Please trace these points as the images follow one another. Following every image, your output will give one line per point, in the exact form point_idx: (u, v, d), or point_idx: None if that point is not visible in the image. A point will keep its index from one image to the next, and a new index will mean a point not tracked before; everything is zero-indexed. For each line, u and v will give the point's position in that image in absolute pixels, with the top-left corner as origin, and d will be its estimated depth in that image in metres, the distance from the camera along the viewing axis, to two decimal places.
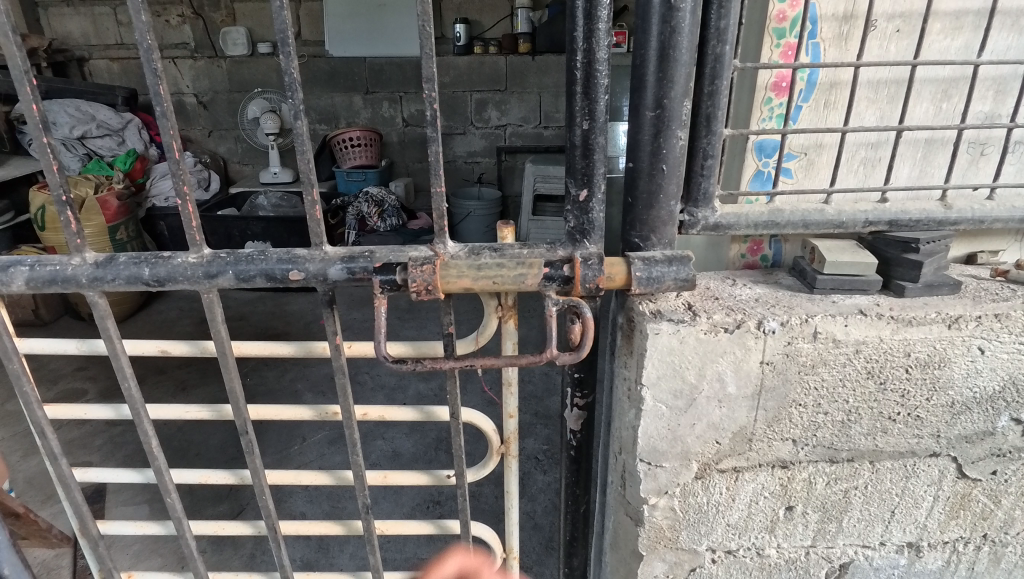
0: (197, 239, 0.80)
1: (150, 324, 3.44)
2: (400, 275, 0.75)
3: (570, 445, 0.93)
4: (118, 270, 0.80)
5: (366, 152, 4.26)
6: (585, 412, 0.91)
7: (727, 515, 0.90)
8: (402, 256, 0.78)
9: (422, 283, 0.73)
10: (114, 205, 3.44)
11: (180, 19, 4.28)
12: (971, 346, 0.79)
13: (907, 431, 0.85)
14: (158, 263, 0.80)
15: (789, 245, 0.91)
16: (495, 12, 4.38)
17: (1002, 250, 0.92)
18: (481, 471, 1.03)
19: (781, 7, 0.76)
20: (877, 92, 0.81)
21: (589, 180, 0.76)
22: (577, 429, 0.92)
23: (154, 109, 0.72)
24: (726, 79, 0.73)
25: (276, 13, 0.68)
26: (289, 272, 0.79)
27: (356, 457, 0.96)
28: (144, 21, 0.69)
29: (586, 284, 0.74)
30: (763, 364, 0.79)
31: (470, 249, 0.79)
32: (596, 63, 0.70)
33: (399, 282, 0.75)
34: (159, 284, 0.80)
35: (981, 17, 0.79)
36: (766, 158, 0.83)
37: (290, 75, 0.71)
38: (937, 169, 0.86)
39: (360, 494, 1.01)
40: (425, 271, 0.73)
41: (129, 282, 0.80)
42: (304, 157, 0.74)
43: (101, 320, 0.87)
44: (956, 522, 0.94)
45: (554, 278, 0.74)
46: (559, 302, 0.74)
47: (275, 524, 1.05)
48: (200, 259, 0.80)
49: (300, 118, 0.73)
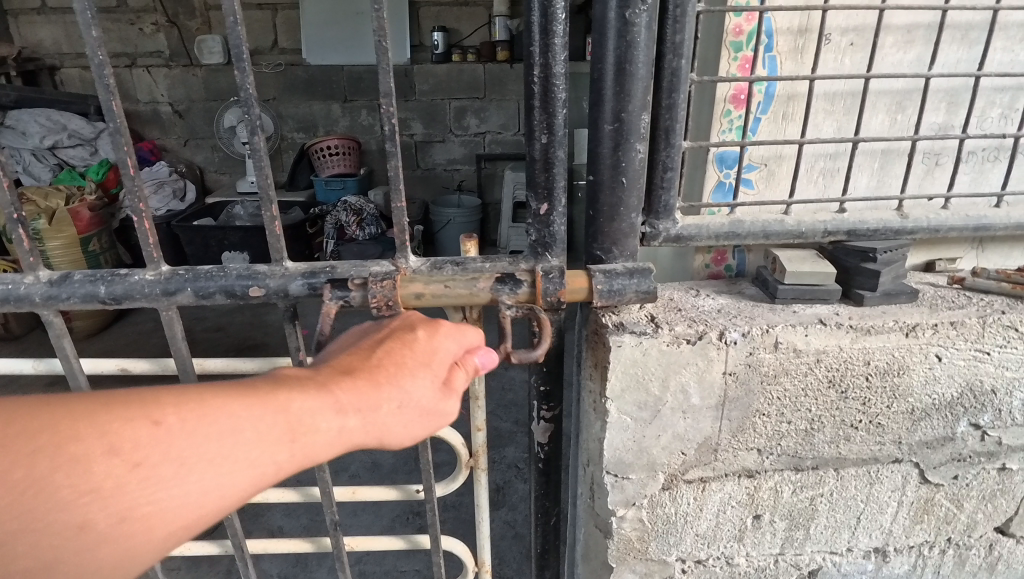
0: (155, 256, 0.78)
1: (124, 337, 3.38)
2: (355, 293, 0.75)
3: (539, 458, 0.93)
4: (73, 288, 0.78)
5: (345, 161, 4.23)
6: (553, 424, 0.91)
7: (696, 525, 0.90)
8: (363, 271, 0.77)
9: (383, 298, 0.74)
10: (86, 216, 3.38)
11: (153, 27, 4.22)
12: (929, 354, 0.80)
13: (869, 439, 0.86)
14: (115, 280, 0.78)
15: (752, 254, 0.92)
16: (473, 20, 4.39)
17: (959, 257, 0.94)
18: (451, 484, 1.03)
19: (738, 21, 0.77)
20: (834, 104, 0.82)
21: (550, 195, 0.77)
22: (545, 442, 0.92)
23: (106, 125, 0.71)
24: (684, 93, 0.73)
25: (230, 28, 0.67)
26: (250, 288, 0.77)
27: (324, 473, 0.94)
28: (95, 36, 0.68)
29: (547, 296, 0.74)
30: (726, 374, 0.79)
31: (433, 263, 0.78)
32: (553, 78, 0.70)
33: (353, 299, 0.75)
34: (115, 302, 0.78)
35: (932, 31, 0.80)
36: (727, 169, 0.84)
37: (247, 90, 0.70)
38: (893, 179, 0.87)
39: (329, 511, 1.00)
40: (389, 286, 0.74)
41: (85, 300, 0.78)
42: (261, 172, 0.73)
43: (57, 339, 0.85)
44: (921, 526, 0.96)
45: (507, 282, 0.75)
46: (514, 307, 0.74)
47: (242, 543, 1.03)
48: (158, 276, 0.78)
49: (257, 134, 0.72)
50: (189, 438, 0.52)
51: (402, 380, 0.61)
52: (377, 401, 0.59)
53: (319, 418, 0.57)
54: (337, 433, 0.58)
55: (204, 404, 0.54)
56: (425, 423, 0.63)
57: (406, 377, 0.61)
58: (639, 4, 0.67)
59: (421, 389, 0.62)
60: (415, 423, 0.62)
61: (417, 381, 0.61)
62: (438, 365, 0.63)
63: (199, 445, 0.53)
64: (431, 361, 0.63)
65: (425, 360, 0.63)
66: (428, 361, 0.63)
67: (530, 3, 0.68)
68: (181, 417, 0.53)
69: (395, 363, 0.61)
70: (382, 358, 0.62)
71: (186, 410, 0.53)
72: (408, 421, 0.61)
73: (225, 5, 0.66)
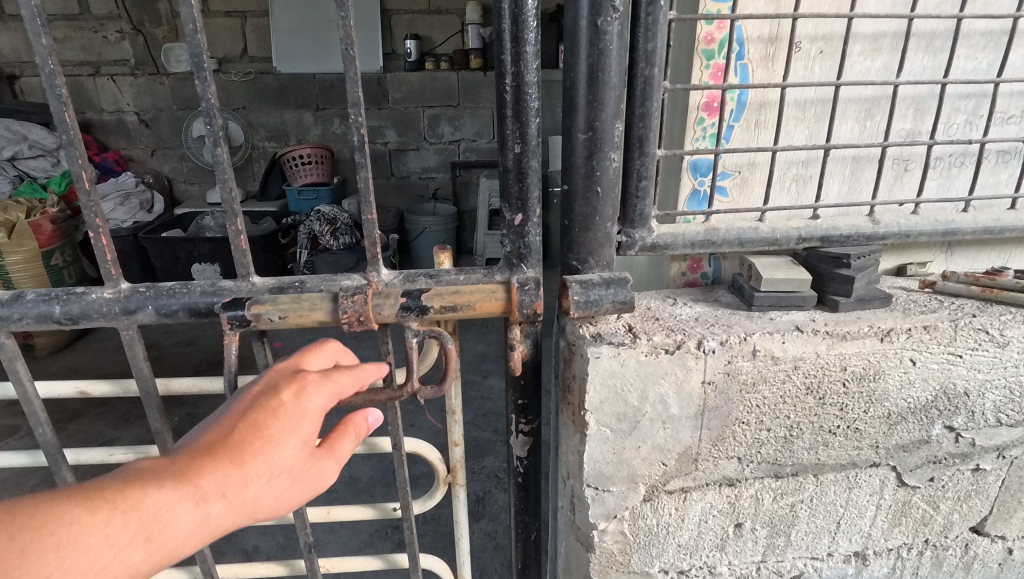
0: (113, 273, 0.74)
1: (90, 353, 3.29)
2: (251, 311, 0.72)
3: (518, 472, 0.91)
4: (24, 309, 0.74)
5: (317, 169, 4.18)
6: (532, 437, 0.90)
7: (677, 536, 0.90)
8: (333, 286, 0.75)
9: (354, 314, 0.72)
10: (48, 229, 3.26)
11: (118, 35, 4.12)
12: (903, 358, 0.81)
13: (847, 444, 0.86)
14: (71, 299, 0.74)
15: (728, 262, 0.91)
16: (446, 28, 4.38)
17: (930, 261, 0.95)
18: (429, 502, 1.00)
19: (709, 29, 0.76)
20: (805, 111, 0.83)
21: (524, 206, 0.75)
22: (524, 456, 0.90)
23: (58, 137, 0.67)
24: (656, 101, 0.73)
25: (188, 36, 0.64)
26: (214, 305, 0.74)
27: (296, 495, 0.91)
28: (45, 45, 0.64)
29: (524, 309, 0.75)
30: (705, 383, 0.78)
31: (405, 276, 0.76)
32: (525, 88, 0.70)
33: (249, 318, 0.72)
34: (72, 322, 0.74)
35: (898, 39, 0.81)
36: (701, 177, 0.84)
37: (207, 100, 0.67)
38: (865, 185, 0.88)
39: (302, 533, 0.96)
40: (352, 308, 0.71)
41: (38, 320, 0.74)
42: (225, 185, 0.70)
43: (10, 362, 0.80)
44: (899, 529, 0.96)
45: (411, 308, 0.73)
46: (419, 333, 0.75)
47: (212, 570, 0.99)
48: (117, 294, 0.75)
49: (220, 144, 0.69)
50: (28, 556, 0.49)
51: (266, 456, 0.57)
52: (243, 484, 0.56)
53: (177, 511, 0.54)
54: (201, 522, 0.54)
55: (42, 518, 0.50)
56: (299, 488, 0.60)
57: (271, 450, 0.58)
58: (611, 12, 0.67)
59: (288, 456, 0.59)
60: (291, 489, 0.60)
61: (283, 452, 0.58)
62: (305, 427, 0.60)
63: (46, 560, 0.49)
64: (295, 424, 0.59)
65: (289, 424, 0.59)
66: (295, 427, 0.59)
67: (499, 11, 0.67)
68: (13, 536, 0.49)
69: (259, 438, 0.57)
70: (243, 434, 0.57)
71: (21, 526, 0.49)
72: (279, 490, 0.59)
73: (183, 12, 0.63)
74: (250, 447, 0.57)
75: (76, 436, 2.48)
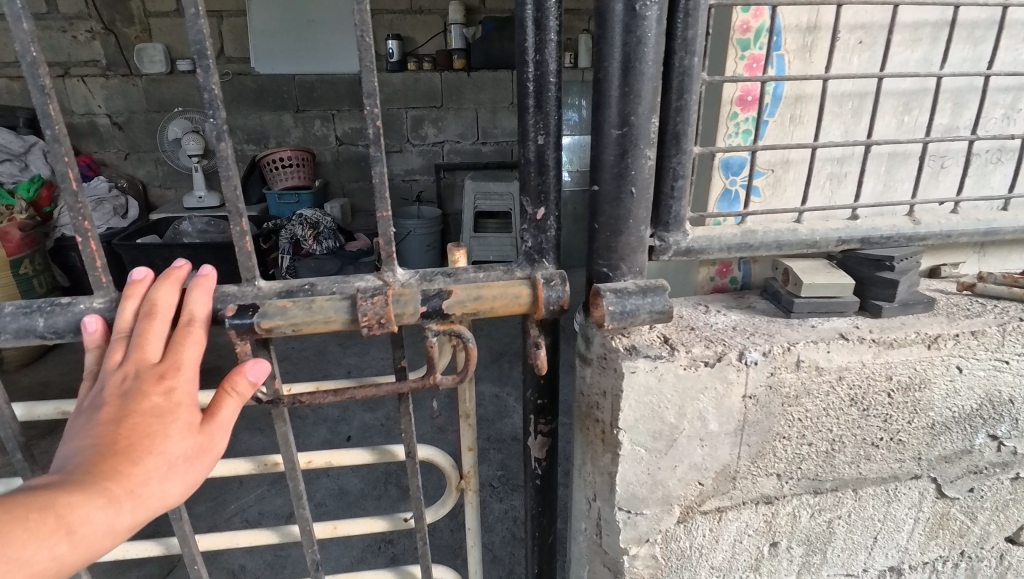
0: (104, 281, 0.66)
1: (63, 366, 3.14)
2: (259, 319, 0.64)
3: (536, 474, 0.85)
4: (2, 323, 0.64)
5: (299, 173, 4.05)
6: (550, 438, 0.84)
7: (711, 557, 0.84)
8: (347, 287, 0.68)
9: (374, 317, 0.64)
10: (16, 237, 3.14)
11: (88, 35, 3.97)
12: (950, 365, 0.77)
13: (890, 456, 0.81)
14: (55, 311, 0.65)
15: (758, 266, 0.86)
16: (428, 28, 4.28)
17: (963, 262, 0.91)
18: (440, 511, 0.93)
19: (745, 17, 0.71)
20: (842, 106, 0.78)
21: (547, 202, 0.70)
22: (541, 457, 0.84)
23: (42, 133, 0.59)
24: (695, 94, 0.67)
25: (190, 22, 0.57)
26: (221, 310, 0.65)
27: (303, 510, 0.84)
28: (26, 30, 0.56)
29: (549, 305, 0.69)
30: (746, 398, 0.73)
31: (421, 275, 0.70)
32: (549, 80, 0.64)
33: (258, 328, 0.64)
34: (58, 336, 0.65)
35: (939, 29, 0.76)
36: (733, 176, 0.79)
37: (209, 92, 0.59)
38: (901, 183, 0.83)
39: (308, 550, 0.88)
40: (373, 307, 0.64)
41: (18, 336, 0.65)
42: (229, 183, 0.63)
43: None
44: (936, 542, 0.92)
45: (431, 315, 0.67)
46: (439, 331, 0.68)
47: None
48: (110, 303, 0.66)
49: (223, 138, 0.62)
50: None
51: (157, 448, 0.56)
52: (141, 479, 0.55)
53: (90, 518, 0.51)
54: (118, 521, 0.53)
55: None
56: (200, 467, 0.60)
57: (159, 441, 0.56)
58: None
59: (179, 444, 0.58)
60: (193, 473, 0.59)
61: (172, 438, 0.57)
62: (187, 413, 0.59)
63: None
64: (179, 413, 0.58)
65: (173, 414, 0.58)
66: (176, 416, 0.58)
67: None
68: None
69: (148, 434, 0.56)
70: (124, 434, 0.55)
71: None
72: (182, 475, 0.58)
73: None
74: (137, 445, 0.55)
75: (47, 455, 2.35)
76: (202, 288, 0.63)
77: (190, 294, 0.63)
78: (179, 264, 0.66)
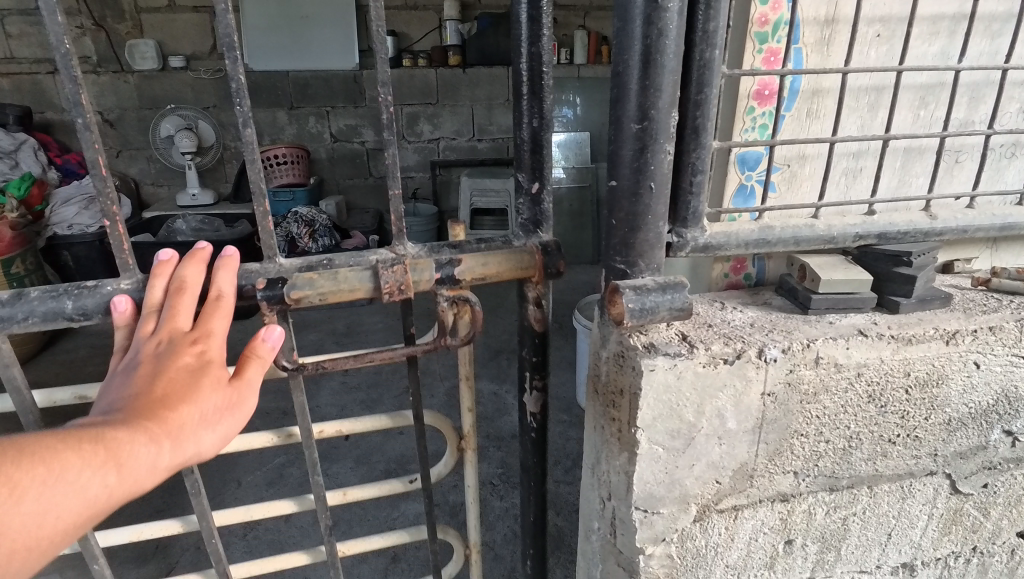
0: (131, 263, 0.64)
1: (55, 365, 3.09)
2: (288, 288, 0.64)
3: (531, 429, 0.85)
4: (30, 307, 0.60)
5: (293, 170, 4.03)
6: (543, 393, 0.84)
7: (726, 556, 0.84)
8: (363, 259, 0.68)
9: (395, 284, 0.65)
10: (8, 235, 3.08)
11: (79, 31, 3.92)
12: (968, 361, 0.76)
13: (906, 452, 0.81)
14: (84, 293, 0.62)
15: (772, 263, 0.86)
16: (423, 24, 4.26)
17: (975, 257, 0.90)
18: (442, 470, 0.94)
19: (763, 10, 0.70)
20: (859, 100, 0.77)
21: (541, 175, 0.72)
22: (536, 411, 0.84)
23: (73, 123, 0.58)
24: (715, 88, 0.66)
25: (220, 19, 0.56)
26: (247, 285, 0.64)
27: (318, 477, 0.83)
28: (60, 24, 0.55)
29: (548, 270, 0.72)
30: (764, 395, 0.72)
31: (429, 248, 0.71)
32: (543, 68, 0.68)
33: (287, 298, 0.64)
34: (89, 319, 0.63)
35: (958, 22, 0.76)
36: (749, 170, 0.78)
37: (237, 81, 0.59)
38: (916, 178, 0.82)
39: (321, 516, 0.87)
40: (394, 274, 0.65)
41: (47, 320, 0.61)
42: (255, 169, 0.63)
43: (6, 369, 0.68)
44: (948, 538, 0.92)
45: (445, 280, 0.68)
46: (449, 297, 0.69)
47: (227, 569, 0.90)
48: (139, 285, 0.64)
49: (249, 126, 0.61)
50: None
51: (191, 400, 0.56)
52: (176, 426, 0.55)
53: (124, 459, 0.51)
54: (151, 466, 0.53)
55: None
56: (231, 424, 0.59)
57: (193, 394, 0.56)
58: None
59: (211, 400, 0.57)
60: (224, 430, 0.58)
61: (206, 393, 0.57)
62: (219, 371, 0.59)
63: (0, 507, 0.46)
64: (212, 370, 0.58)
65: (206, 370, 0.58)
66: (208, 372, 0.58)
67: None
68: None
69: (183, 387, 0.56)
70: (161, 385, 0.56)
71: None
72: (214, 429, 0.57)
73: None
74: (173, 395, 0.55)
75: None
76: (226, 266, 0.62)
77: (217, 273, 0.62)
78: (202, 246, 0.65)
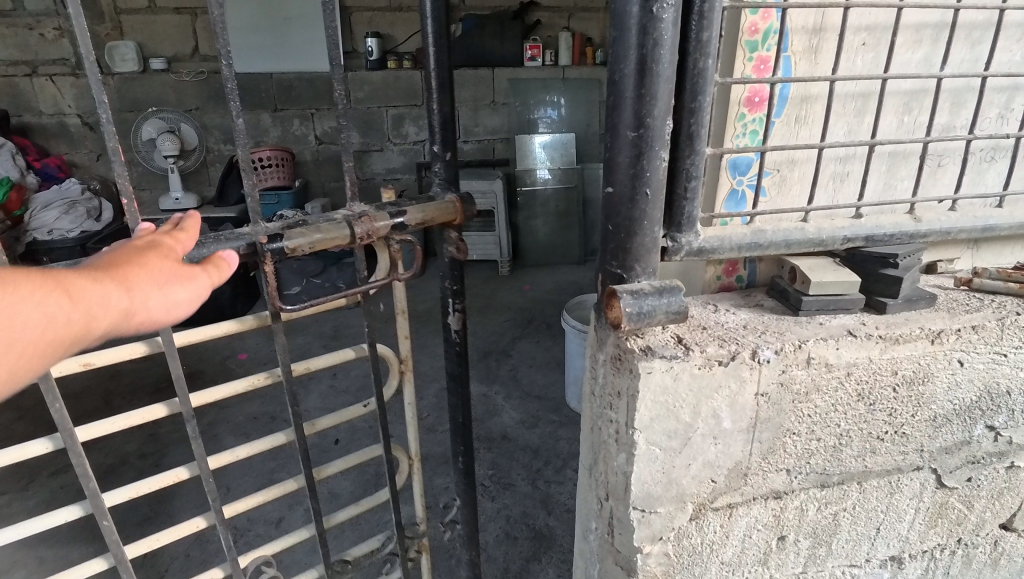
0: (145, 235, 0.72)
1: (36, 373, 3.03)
2: (289, 242, 0.74)
3: (456, 346, 0.96)
4: None
5: (277, 173, 3.98)
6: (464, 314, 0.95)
7: (721, 553, 0.85)
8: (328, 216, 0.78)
9: (368, 231, 0.78)
10: None
11: (56, 33, 3.86)
12: (952, 359, 0.79)
13: (894, 448, 0.83)
14: None
15: (764, 265, 0.87)
16: (408, 25, 4.25)
17: (958, 257, 0.93)
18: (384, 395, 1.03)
19: (754, 19, 0.72)
20: (847, 105, 0.79)
21: (453, 144, 0.87)
22: (459, 329, 0.95)
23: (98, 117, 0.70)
24: (708, 95, 0.68)
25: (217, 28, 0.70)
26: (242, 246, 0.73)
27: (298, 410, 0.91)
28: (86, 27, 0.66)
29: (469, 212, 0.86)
30: (758, 395, 0.74)
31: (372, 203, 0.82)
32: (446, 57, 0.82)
33: (287, 251, 0.74)
34: None
35: (939, 31, 0.78)
36: (741, 175, 0.79)
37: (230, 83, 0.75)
38: (901, 181, 0.85)
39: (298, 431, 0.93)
40: (366, 223, 0.77)
41: None
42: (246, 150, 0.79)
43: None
44: (935, 530, 0.95)
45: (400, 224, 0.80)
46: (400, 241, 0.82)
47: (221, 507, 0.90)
48: None
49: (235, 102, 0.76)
50: None
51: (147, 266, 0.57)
52: (137, 280, 0.56)
53: (90, 288, 0.52)
54: (108, 307, 0.53)
55: None
56: (186, 302, 0.60)
57: (151, 262, 0.58)
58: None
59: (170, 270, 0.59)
60: (180, 302, 0.59)
61: (164, 264, 0.59)
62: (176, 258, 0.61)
63: None
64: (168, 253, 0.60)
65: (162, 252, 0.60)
66: (164, 254, 0.60)
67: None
68: None
69: (140, 260, 0.58)
70: (119, 256, 0.57)
71: None
72: (172, 298, 0.58)
73: None
74: (133, 261, 0.57)
75: (19, 468, 2.26)
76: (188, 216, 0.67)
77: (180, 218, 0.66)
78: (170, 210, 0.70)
